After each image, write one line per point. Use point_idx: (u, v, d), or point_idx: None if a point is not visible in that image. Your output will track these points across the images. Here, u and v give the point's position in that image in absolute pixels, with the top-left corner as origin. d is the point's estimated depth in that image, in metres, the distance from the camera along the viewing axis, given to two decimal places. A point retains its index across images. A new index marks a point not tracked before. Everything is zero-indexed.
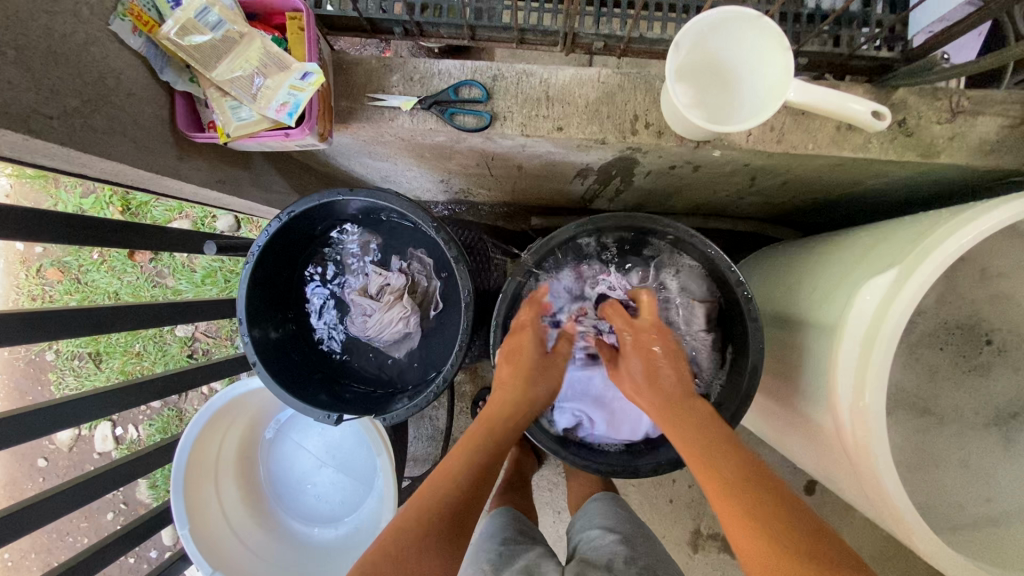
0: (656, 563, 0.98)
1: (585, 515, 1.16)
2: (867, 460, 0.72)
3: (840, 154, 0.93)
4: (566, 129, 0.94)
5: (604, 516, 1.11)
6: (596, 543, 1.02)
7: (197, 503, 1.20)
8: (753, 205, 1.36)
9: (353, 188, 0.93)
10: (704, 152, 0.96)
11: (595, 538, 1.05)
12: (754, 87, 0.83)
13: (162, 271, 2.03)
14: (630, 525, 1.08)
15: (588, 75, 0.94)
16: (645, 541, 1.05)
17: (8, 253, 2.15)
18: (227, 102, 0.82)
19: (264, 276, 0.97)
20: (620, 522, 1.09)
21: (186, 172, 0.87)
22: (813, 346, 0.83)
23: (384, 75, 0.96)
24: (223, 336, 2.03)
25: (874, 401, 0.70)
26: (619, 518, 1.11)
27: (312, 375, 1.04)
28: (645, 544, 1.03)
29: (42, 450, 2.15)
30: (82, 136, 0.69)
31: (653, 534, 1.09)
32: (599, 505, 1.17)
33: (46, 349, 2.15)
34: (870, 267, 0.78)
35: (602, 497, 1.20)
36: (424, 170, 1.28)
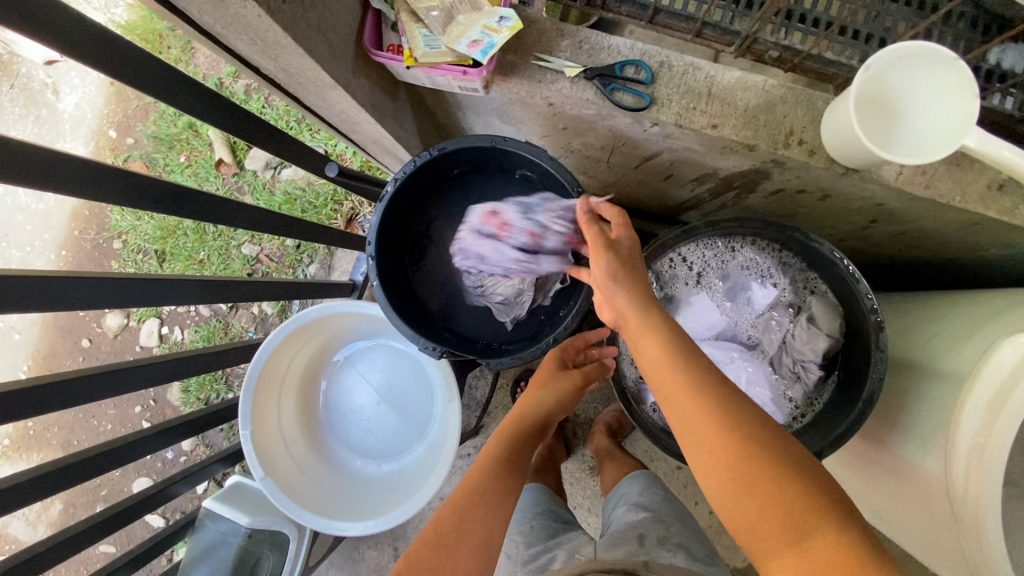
0: (691, 544, 0.99)
1: (621, 494, 1.20)
2: (974, 511, 0.72)
3: (986, 213, 0.93)
4: (720, 128, 0.95)
5: (639, 492, 1.16)
6: (630, 521, 1.06)
7: (261, 408, 1.22)
8: (850, 249, 1.37)
9: (510, 137, 0.94)
10: (847, 181, 0.97)
11: (630, 517, 1.08)
12: (926, 129, 0.84)
13: (242, 188, 2.09)
14: (667, 504, 1.10)
15: (754, 81, 0.95)
16: (680, 520, 1.06)
17: (99, 138, 2.21)
18: (418, 29, 0.84)
19: (396, 203, 0.99)
20: (655, 497, 1.13)
21: (355, 87, 0.90)
22: (934, 390, 0.83)
23: (554, 39, 0.98)
24: (286, 262, 2.07)
25: (996, 454, 0.71)
26: (656, 496, 1.13)
27: (413, 307, 1.05)
28: (681, 520, 1.06)
29: (88, 332, 2.22)
30: (298, 27, 0.72)
31: (689, 514, 1.11)
32: (634, 483, 1.20)
33: (113, 236, 2.21)
34: (1012, 325, 0.79)
35: (635, 476, 1.22)
36: (544, 143, 1.31)
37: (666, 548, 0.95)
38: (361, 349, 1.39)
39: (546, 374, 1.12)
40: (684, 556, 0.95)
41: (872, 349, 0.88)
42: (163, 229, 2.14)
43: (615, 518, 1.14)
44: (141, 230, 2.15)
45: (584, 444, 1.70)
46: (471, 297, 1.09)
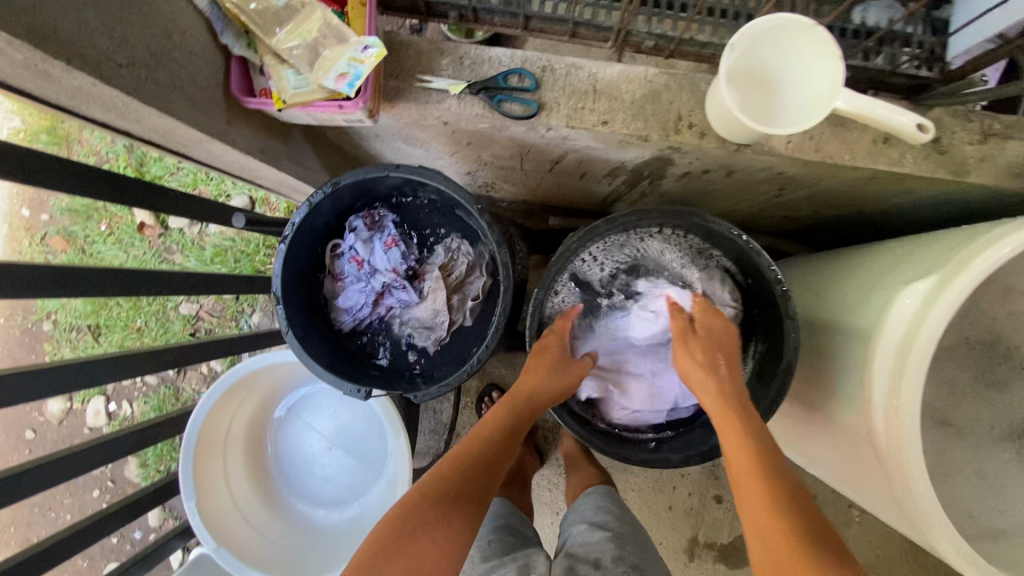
0: (644, 565, 1.00)
1: (578, 510, 1.21)
2: (901, 461, 0.73)
3: (875, 167, 0.95)
4: (610, 123, 0.96)
5: (596, 511, 1.16)
6: (586, 539, 1.06)
7: (203, 476, 1.18)
8: (771, 217, 1.39)
9: (399, 164, 0.94)
10: (741, 156, 0.98)
11: (585, 534, 1.09)
12: (801, 97, 0.86)
13: (170, 247, 2.01)
14: (620, 523, 1.12)
15: (636, 73, 0.95)
16: (634, 538, 1.08)
17: (11, 219, 2.11)
18: (286, 70, 0.82)
19: (299, 247, 0.97)
20: (610, 516, 1.14)
21: (233, 137, 0.87)
22: (847, 348, 0.84)
23: (434, 58, 0.97)
24: (228, 316, 2.00)
25: (909, 402, 0.72)
26: (610, 515, 1.15)
27: (335, 349, 1.04)
28: (635, 540, 1.07)
29: (31, 422, 2.10)
30: (146, 88, 0.69)
31: (642, 532, 1.12)
32: (592, 500, 1.22)
33: (42, 319, 2.10)
34: (907, 274, 0.80)
35: (596, 492, 1.25)
36: (456, 160, 1.30)
37: (622, 568, 0.96)
38: (305, 395, 1.35)
39: (550, 360, 0.96)
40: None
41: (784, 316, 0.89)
42: (94, 303, 2.04)
43: (572, 536, 1.13)
44: (70, 308, 2.06)
45: (555, 449, 1.69)
46: (392, 329, 1.10)
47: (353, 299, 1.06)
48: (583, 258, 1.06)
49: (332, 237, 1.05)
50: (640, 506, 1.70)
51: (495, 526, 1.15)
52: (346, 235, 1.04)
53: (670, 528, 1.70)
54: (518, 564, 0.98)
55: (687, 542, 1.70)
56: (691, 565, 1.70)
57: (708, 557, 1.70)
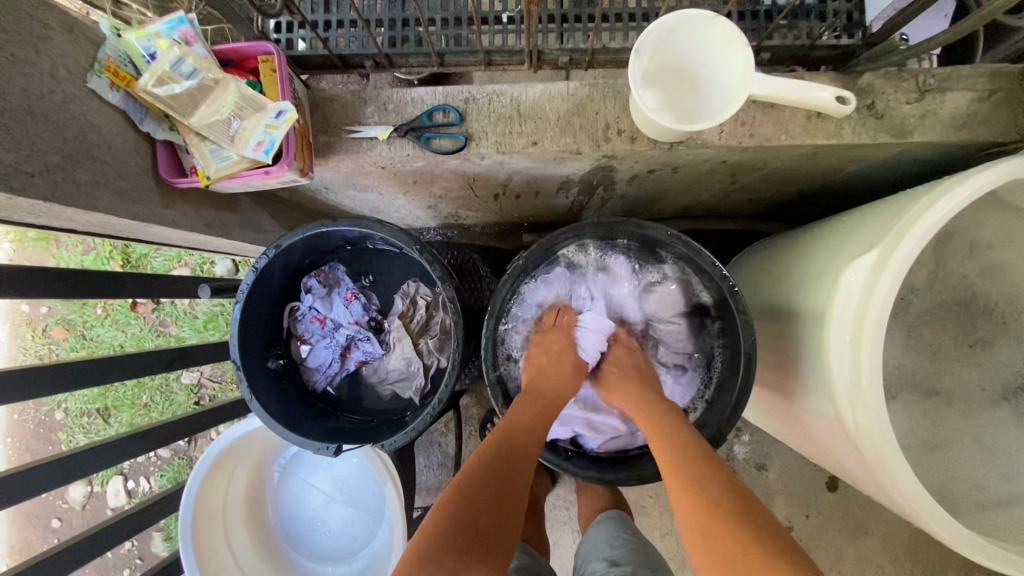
0: None
1: (592, 542, 1.18)
2: (873, 446, 0.71)
3: (814, 142, 0.93)
4: (540, 143, 0.96)
5: (610, 546, 1.12)
6: (600, 573, 1.03)
7: (205, 549, 1.18)
8: (738, 202, 1.37)
9: (336, 218, 0.95)
10: (678, 153, 0.97)
11: (600, 568, 1.05)
12: (719, 85, 0.85)
13: (164, 320, 2.06)
14: (635, 553, 1.08)
15: (557, 89, 0.95)
16: (649, 568, 1.04)
17: (14, 316, 2.18)
18: (207, 146, 0.84)
19: (256, 315, 0.98)
20: (625, 549, 1.10)
21: (173, 218, 0.90)
22: (805, 333, 0.82)
23: (359, 108, 0.98)
24: (228, 379, 2.03)
25: (870, 384, 0.70)
26: (625, 546, 1.11)
27: (310, 407, 1.03)
28: (651, 571, 1.02)
29: (56, 511, 2.15)
30: (65, 191, 0.71)
31: (659, 563, 1.08)
32: (607, 531, 1.19)
33: (54, 408, 2.15)
34: (851, 250, 0.79)
35: (609, 520, 1.22)
36: (410, 198, 1.31)
37: None
38: (298, 453, 1.36)
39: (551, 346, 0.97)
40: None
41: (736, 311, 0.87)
42: (100, 386, 2.09)
43: (587, 571, 1.09)
44: (78, 394, 2.11)
45: None
46: (364, 379, 1.09)
47: (321, 356, 1.06)
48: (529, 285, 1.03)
49: (291, 301, 1.05)
50: (660, 513, 1.66)
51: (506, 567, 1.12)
52: (303, 295, 1.05)
53: None
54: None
55: None
56: None
57: None
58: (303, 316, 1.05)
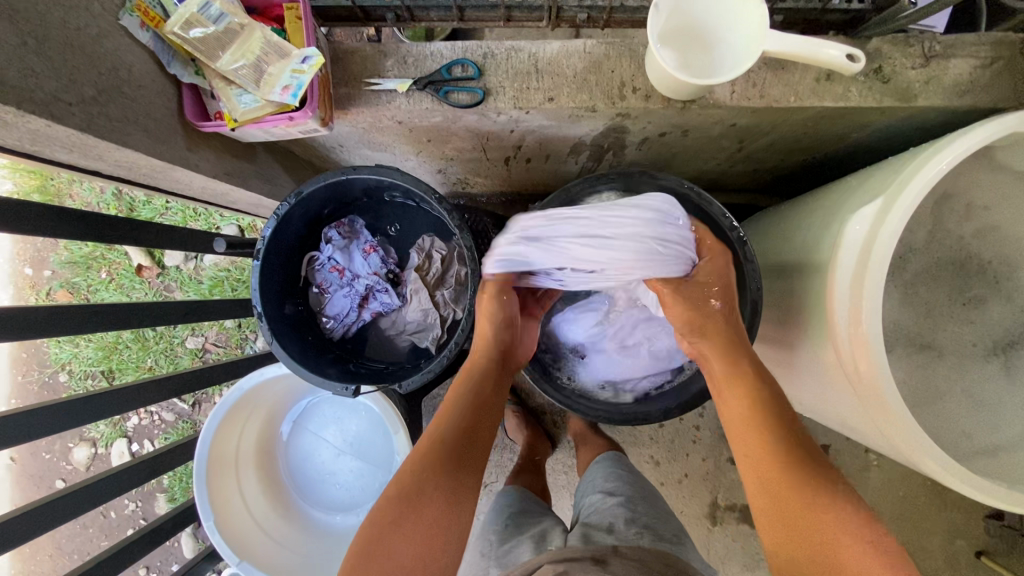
0: (656, 522, 1.07)
1: (589, 480, 1.28)
2: (872, 385, 0.75)
3: (823, 105, 0.96)
4: (556, 99, 0.98)
5: (606, 479, 1.23)
6: (599, 507, 1.14)
7: (219, 495, 1.22)
8: (743, 173, 1.40)
9: (356, 166, 0.97)
10: (690, 113, 1.00)
11: (597, 502, 1.17)
12: (734, 44, 0.88)
13: (169, 285, 2.07)
14: (629, 486, 1.19)
15: (575, 46, 0.97)
16: (643, 498, 1.15)
17: (16, 279, 2.18)
18: (232, 90, 0.86)
19: (277, 260, 1.00)
20: (620, 483, 1.21)
21: (196, 162, 0.91)
22: (810, 284, 0.86)
23: (379, 61, 1.00)
24: (233, 344, 2.05)
25: (871, 324, 0.73)
26: (619, 479, 1.22)
27: (327, 355, 1.06)
28: (645, 501, 1.14)
29: (60, 472, 2.17)
30: (99, 124, 0.73)
31: (652, 491, 1.20)
32: (602, 468, 1.29)
33: (58, 370, 2.17)
34: (857, 202, 0.82)
35: (604, 461, 1.32)
36: (422, 159, 1.33)
37: (635, 529, 1.03)
38: (309, 407, 1.39)
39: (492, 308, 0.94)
40: (650, 536, 1.02)
41: (743, 260, 0.93)
42: (104, 349, 2.10)
43: (586, 506, 1.20)
44: (82, 357, 2.12)
45: (564, 431, 1.71)
46: (379, 331, 1.12)
47: (339, 305, 1.09)
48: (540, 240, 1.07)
49: (309, 252, 1.08)
50: (657, 477, 1.71)
51: (512, 510, 1.21)
52: (323, 246, 1.07)
53: (689, 497, 1.71)
54: (535, 541, 1.05)
55: (708, 507, 1.70)
56: (715, 530, 1.70)
57: (732, 519, 1.70)
58: (322, 265, 1.08)
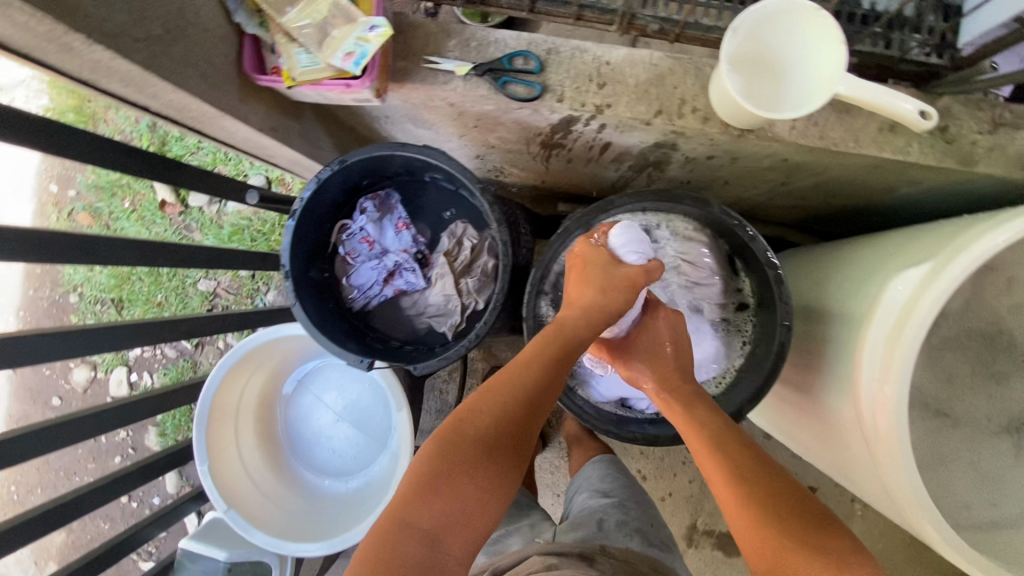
0: (646, 527, 1.10)
1: (582, 478, 1.29)
2: (888, 447, 0.74)
3: (881, 155, 0.95)
4: (614, 107, 0.96)
5: (600, 480, 1.24)
6: (590, 503, 1.16)
7: (215, 441, 1.23)
8: (781, 206, 1.39)
9: (403, 142, 0.96)
10: (746, 142, 0.98)
11: (590, 498, 1.18)
12: (802, 80, 0.86)
13: (190, 225, 2.07)
14: (622, 486, 1.21)
15: (640, 56, 0.96)
16: (636, 499, 1.17)
17: (41, 195, 2.19)
18: (295, 48, 0.85)
19: (309, 225, 1.00)
20: (614, 483, 1.22)
21: (247, 114, 0.91)
22: (839, 335, 0.85)
23: (441, 40, 0.98)
24: (244, 293, 2.06)
25: (898, 389, 0.72)
26: (612, 479, 1.24)
27: (345, 324, 1.07)
28: (638, 503, 1.16)
29: (58, 389, 2.20)
30: (161, 63, 0.73)
31: (643, 491, 1.22)
32: (597, 468, 1.30)
33: (69, 291, 2.19)
34: (903, 262, 0.80)
35: (601, 462, 1.32)
36: (464, 143, 1.32)
37: (624, 533, 1.06)
38: (314, 369, 1.40)
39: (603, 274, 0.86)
40: (639, 540, 1.05)
41: (776, 301, 0.90)
42: (117, 277, 2.11)
43: (577, 502, 1.22)
44: (95, 281, 2.13)
45: (556, 431, 1.73)
46: (398, 308, 1.12)
47: (364, 277, 1.09)
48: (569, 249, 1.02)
49: (341, 219, 1.08)
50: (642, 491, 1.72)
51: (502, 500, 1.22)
52: (357, 215, 1.07)
53: (669, 516, 1.72)
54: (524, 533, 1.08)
55: (686, 529, 1.72)
56: (689, 552, 1.72)
57: (707, 544, 1.72)
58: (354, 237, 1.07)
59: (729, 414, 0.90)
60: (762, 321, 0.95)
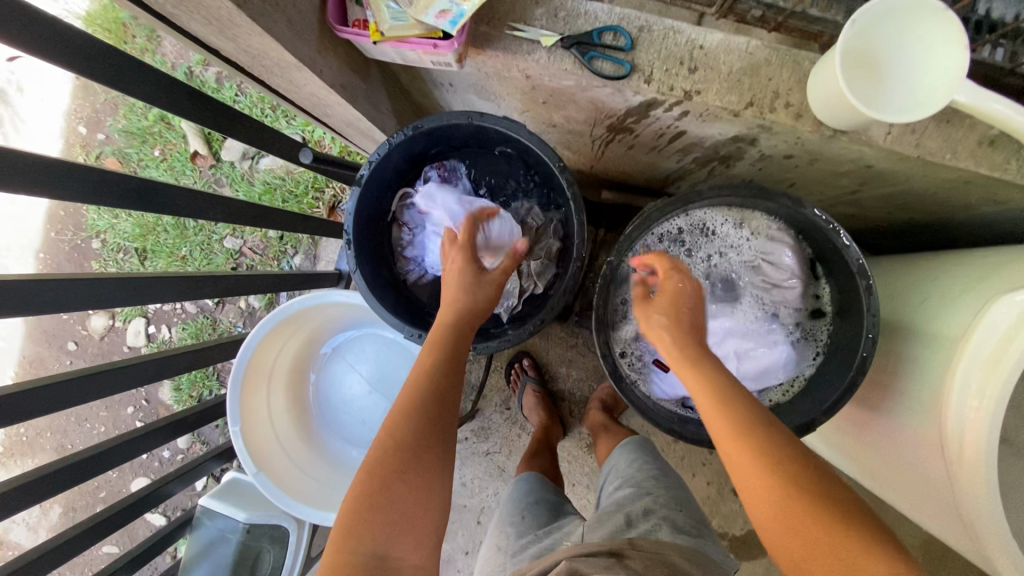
0: (678, 517, 1.01)
1: (610, 471, 1.24)
2: (972, 474, 0.71)
3: (977, 169, 0.91)
4: (703, 94, 0.92)
5: (626, 472, 1.18)
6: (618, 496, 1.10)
7: (249, 403, 1.20)
8: (839, 214, 1.35)
9: (483, 113, 0.92)
10: (835, 144, 0.94)
11: (618, 492, 1.12)
12: (912, 84, 0.81)
13: (220, 180, 2.03)
14: (650, 476, 1.13)
15: (737, 43, 0.91)
16: (667, 488, 1.09)
17: (69, 135, 2.14)
18: (383, 1, 0.80)
19: (374, 190, 0.97)
20: (641, 472, 1.16)
21: (323, 67, 0.87)
22: (923, 354, 0.82)
23: (528, 7, 0.94)
24: (270, 254, 2.02)
25: (991, 416, 0.69)
26: (638, 468, 1.17)
27: (400, 296, 1.04)
28: (669, 492, 1.08)
29: (74, 334, 2.18)
30: (252, 3, 0.69)
31: (675, 480, 1.14)
32: (623, 458, 1.25)
33: (92, 236, 2.14)
34: (1002, 284, 0.77)
35: (626, 448, 1.26)
36: (525, 119, 1.27)
37: (652, 524, 0.98)
38: (350, 338, 1.37)
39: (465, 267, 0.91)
40: (669, 531, 0.97)
41: (862, 312, 0.88)
42: (142, 226, 2.07)
43: (606, 496, 1.17)
44: (119, 228, 2.09)
45: (579, 421, 1.71)
46: (452, 284, 1.09)
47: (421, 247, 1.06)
48: (650, 238, 1.00)
49: (401, 187, 1.05)
50: None
51: (527, 498, 1.19)
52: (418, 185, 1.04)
53: None
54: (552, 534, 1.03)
55: None
56: None
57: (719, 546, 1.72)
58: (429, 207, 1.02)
59: (802, 423, 0.90)
60: (838, 329, 0.96)
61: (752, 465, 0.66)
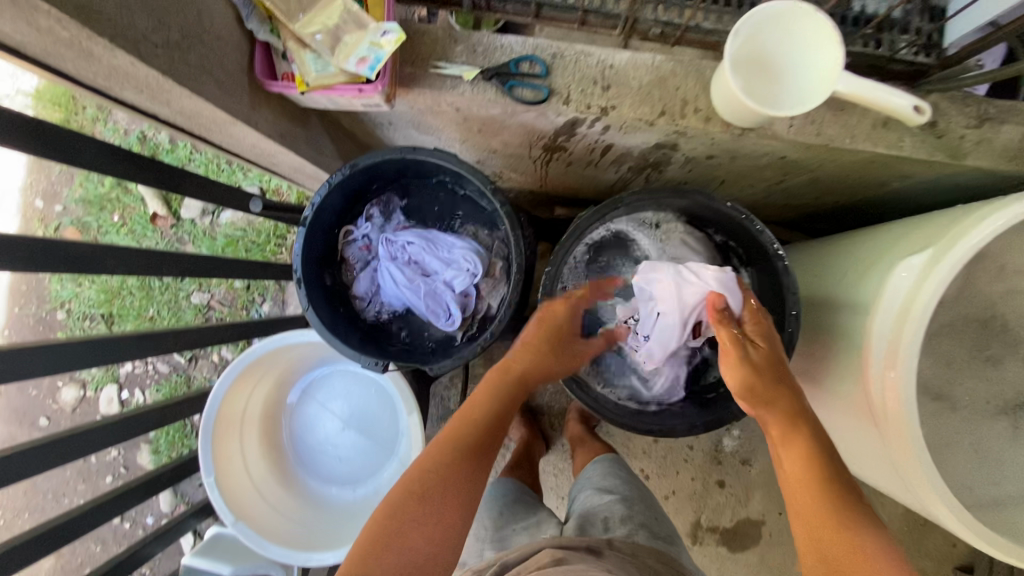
0: (651, 522, 1.05)
1: (586, 477, 1.27)
2: (898, 429, 0.76)
3: (875, 150, 0.99)
4: (619, 108, 0.99)
5: (603, 478, 1.21)
6: (594, 499, 1.13)
7: (222, 452, 1.22)
8: (773, 204, 1.43)
9: (415, 146, 0.98)
10: (746, 141, 1.01)
11: (593, 495, 1.15)
12: (801, 79, 0.89)
13: (182, 238, 2.05)
14: (626, 484, 1.17)
15: (643, 59, 0.99)
16: (640, 496, 1.13)
17: (27, 210, 2.14)
18: (307, 54, 0.85)
19: (319, 229, 1.01)
20: (616, 481, 1.19)
21: (258, 120, 0.92)
22: (846, 323, 0.88)
23: (448, 45, 1.00)
24: (239, 305, 2.03)
25: (906, 372, 0.75)
26: (614, 477, 1.20)
27: (356, 330, 1.07)
28: (642, 501, 1.12)
29: (45, 409, 2.14)
30: (178, 68, 0.74)
31: (648, 491, 1.17)
32: (601, 467, 1.26)
33: (57, 308, 2.13)
34: (905, 250, 0.83)
35: (603, 461, 1.28)
36: (466, 148, 1.33)
37: (627, 527, 1.01)
38: (319, 377, 1.39)
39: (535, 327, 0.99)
40: (645, 535, 1.01)
41: (786, 291, 0.95)
42: (107, 292, 2.07)
43: (581, 499, 1.19)
44: (84, 297, 2.09)
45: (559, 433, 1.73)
46: (406, 313, 1.13)
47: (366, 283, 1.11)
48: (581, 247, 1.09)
49: (347, 224, 1.09)
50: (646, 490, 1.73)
51: (505, 500, 1.20)
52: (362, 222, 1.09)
53: (673, 513, 1.73)
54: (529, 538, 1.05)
55: (691, 526, 1.73)
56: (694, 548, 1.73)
57: (711, 540, 1.73)
58: (393, 246, 1.07)
59: None
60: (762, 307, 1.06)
61: (812, 500, 0.75)
